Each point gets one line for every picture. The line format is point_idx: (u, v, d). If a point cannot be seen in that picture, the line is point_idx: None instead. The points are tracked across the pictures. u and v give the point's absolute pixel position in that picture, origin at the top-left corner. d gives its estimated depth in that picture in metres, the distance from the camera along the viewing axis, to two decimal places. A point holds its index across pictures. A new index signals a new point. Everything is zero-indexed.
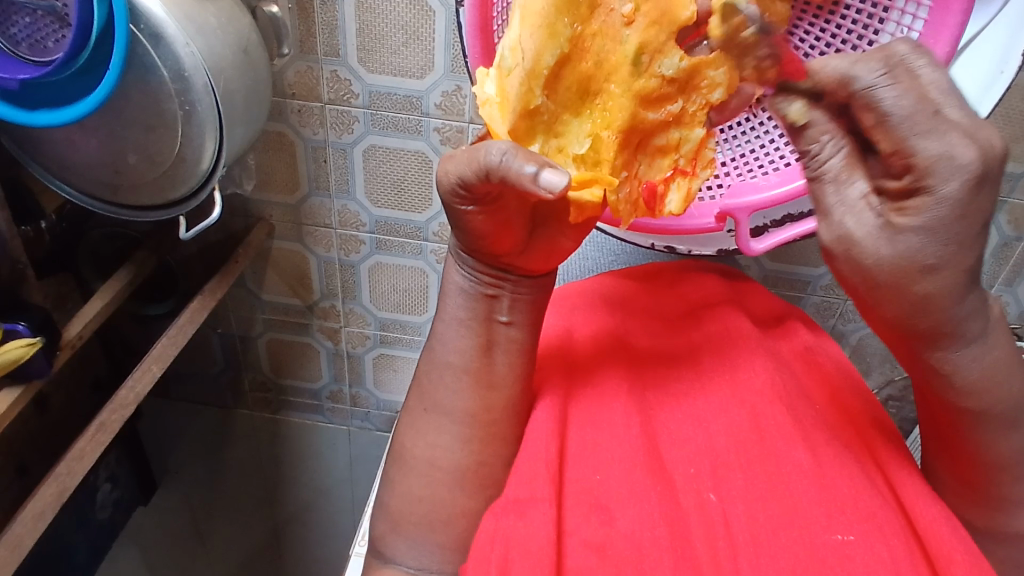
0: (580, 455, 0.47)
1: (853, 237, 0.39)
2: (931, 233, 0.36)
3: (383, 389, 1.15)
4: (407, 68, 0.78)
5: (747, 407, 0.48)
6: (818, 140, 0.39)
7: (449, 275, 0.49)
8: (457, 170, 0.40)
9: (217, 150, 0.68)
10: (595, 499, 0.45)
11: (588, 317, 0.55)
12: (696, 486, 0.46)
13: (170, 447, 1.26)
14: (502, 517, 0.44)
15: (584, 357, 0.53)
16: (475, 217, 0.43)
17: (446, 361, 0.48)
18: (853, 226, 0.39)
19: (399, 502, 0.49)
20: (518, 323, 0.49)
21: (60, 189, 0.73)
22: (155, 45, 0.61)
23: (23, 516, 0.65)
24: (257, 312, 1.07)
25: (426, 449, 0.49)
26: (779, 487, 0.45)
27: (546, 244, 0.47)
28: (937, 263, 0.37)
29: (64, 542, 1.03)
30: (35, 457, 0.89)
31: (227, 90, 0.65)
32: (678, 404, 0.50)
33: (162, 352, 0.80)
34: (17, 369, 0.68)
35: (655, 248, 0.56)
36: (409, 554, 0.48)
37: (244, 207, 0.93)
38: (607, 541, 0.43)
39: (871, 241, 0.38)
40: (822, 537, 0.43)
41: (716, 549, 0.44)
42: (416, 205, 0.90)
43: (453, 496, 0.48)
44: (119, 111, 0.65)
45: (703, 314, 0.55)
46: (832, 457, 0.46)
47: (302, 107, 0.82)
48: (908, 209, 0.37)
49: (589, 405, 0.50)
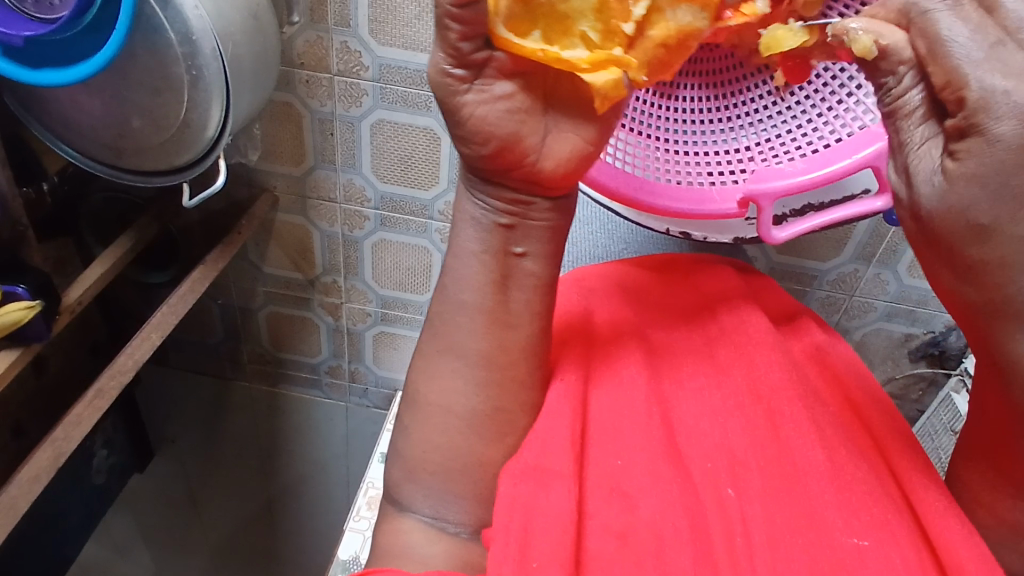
0: (601, 441, 0.48)
1: (914, 176, 0.38)
2: (980, 182, 0.35)
3: (383, 366, 1.14)
4: (419, 43, 0.76)
5: (765, 405, 0.49)
6: (893, 73, 0.38)
7: (461, 205, 0.48)
8: (442, 45, 0.41)
9: (224, 117, 0.66)
10: (617, 486, 0.46)
11: (606, 300, 0.55)
12: (714, 483, 0.47)
13: (167, 415, 1.26)
14: (520, 484, 0.45)
15: (604, 337, 0.53)
16: (478, 106, 0.42)
17: (461, 300, 0.48)
18: (917, 165, 0.38)
19: (415, 450, 0.50)
20: (533, 255, 0.48)
21: (62, 150, 0.72)
22: (165, 7, 0.59)
23: (18, 479, 0.65)
24: (259, 285, 1.06)
25: (439, 395, 0.49)
26: (795, 486, 0.46)
27: (564, 145, 0.45)
28: (992, 224, 0.36)
29: (57, 505, 1.03)
30: (31, 419, 0.89)
31: (235, 56, 0.64)
32: (698, 399, 0.50)
33: (163, 320, 0.79)
34: (14, 332, 0.67)
35: (670, 233, 0.55)
36: (425, 503, 0.49)
37: (248, 176, 0.92)
38: (629, 528, 0.44)
39: (925, 186, 0.38)
40: (839, 539, 0.44)
41: (734, 546, 0.45)
42: (423, 182, 0.89)
43: (470, 442, 0.49)
44: (126, 72, 0.63)
45: (718, 305, 0.55)
46: (848, 462, 0.47)
47: (310, 77, 0.81)
48: (958, 156, 0.36)
49: (608, 388, 0.50)
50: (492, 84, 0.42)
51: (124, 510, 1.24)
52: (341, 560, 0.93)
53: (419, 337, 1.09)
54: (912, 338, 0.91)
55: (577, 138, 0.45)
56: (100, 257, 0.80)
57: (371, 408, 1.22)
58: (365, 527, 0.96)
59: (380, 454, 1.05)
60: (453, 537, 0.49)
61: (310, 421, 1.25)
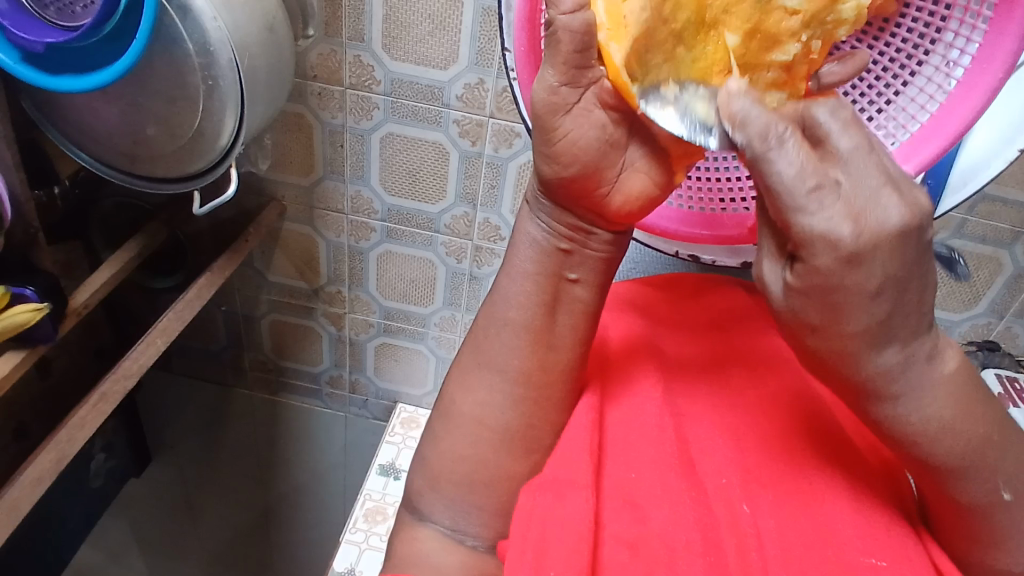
0: (615, 454, 0.48)
1: (765, 283, 0.37)
2: (811, 295, 0.35)
3: (384, 377, 1.15)
4: (431, 58, 0.77)
5: (782, 423, 0.49)
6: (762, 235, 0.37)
7: (522, 226, 0.49)
8: (555, 71, 0.41)
9: (237, 127, 0.67)
10: (629, 496, 0.46)
11: (618, 316, 0.56)
12: (726, 496, 0.47)
13: (166, 421, 1.26)
14: (540, 495, 0.45)
15: (617, 356, 0.53)
16: (572, 128, 0.43)
17: (508, 318, 0.49)
18: (767, 275, 0.37)
19: (441, 459, 0.50)
20: (585, 282, 0.49)
21: (77, 156, 0.73)
22: (183, 18, 0.60)
23: (22, 480, 0.65)
24: (263, 293, 1.07)
25: (475, 408, 0.50)
26: (811, 502, 0.45)
27: (640, 182, 0.44)
28: (823, 323, 0.36)
29: (53, 509, 1.03)
30: (33, 421, 0.89)
31: (250, 67, 0.65)
32: (713, 416, 0.50)
33: (169, 326, 0.80)
34: (22, 333, 0.68)
35: (680, 256, 0.55)
36: (444, 512, 0.50)
37: (258, 185, 0.93)
38: (639, 539, 0.44)
39: (777, 290, 0.37)
40: (856, 559, 0.42)
41: (746, 559, 0.44)
42: (431, 196, 0.90)
43: (499, 457, 0.49)
44: (143, 81, 0.64)
45: (727, 325, 0.56)
46: (865, 479, 0.46)
47: (323, 90, 0.82)
48: (798, 271, 0.35)
49: (624, 406, 0.51)
50: (592, 110, 0.42)
51: (120, 515, 1.24)
52: (337, 571, 0.92)
53: (421, 348, 1.09)
54: None
55: (654, 178, 0.44)
56: (109, 261, 0.80)
57: (370, 420, 1.22)
58: (362, 539, 0.95)
59: (379, 466, 1.05)
60: (468, 549, 0.49)
61: (308, 430, 1.25)
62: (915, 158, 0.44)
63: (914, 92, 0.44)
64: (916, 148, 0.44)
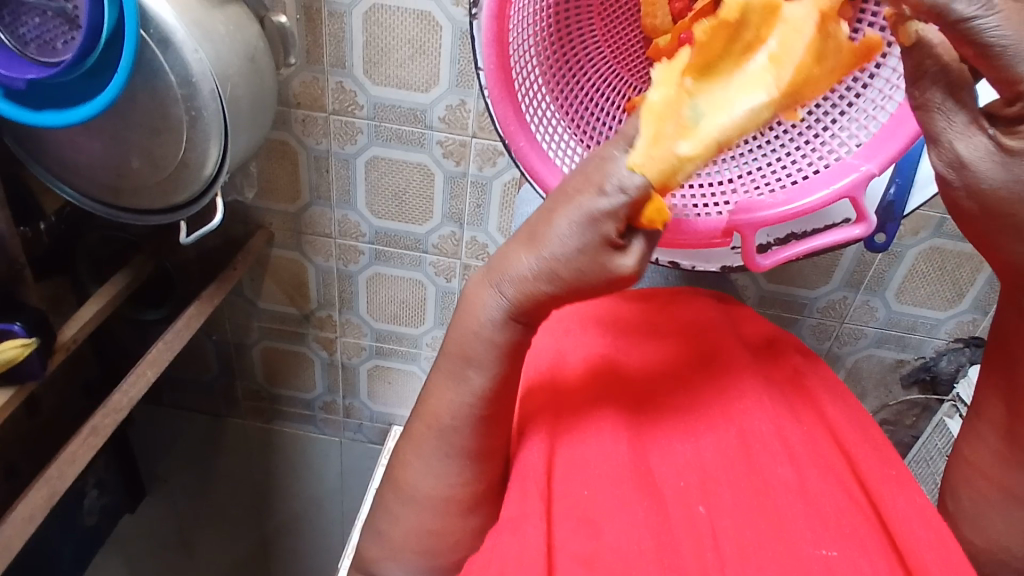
0: (566, 472, 0.46)
1: (965, 162, 0.35)
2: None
3: (378, 401, 1.15)
4: (412, 82, 0.78)
5: (738, 424, 0.48)
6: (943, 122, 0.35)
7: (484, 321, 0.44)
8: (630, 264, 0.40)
9: (221, 155, 0.68)
10: (583, 512, 0.43)
11: (579, 335, 0.54)
12: (684, 500, 0.45)
13: (160, 453, 1.24)
14: (499, 535, 0.44)
15: (576, 380, 0.51)
16: None
17: None
18: (963, 151, 0.35)
19: (418, 517, 0.48)
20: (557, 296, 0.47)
21: (62, 189, 0.73)
22: (165, 51, 0.61)
23: (13, 517, 0.64)
24: (253, 320, 1.06)
25: (465, 468, 0.47)
26: (768, 503, 0.44)
27: None
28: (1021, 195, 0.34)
29: (48, 547, 1.01)
30: (22, 460, 0.87)
31: (233, 96, 0.66)
32: (669, 425, 0.48)
33: (158, 357, 0.79)
34: (9, 371, 0.67)
35: (658, 262, 0.53)
36: (423, 560, 0.48)
37: (244, 213, 0.93)
38: (595, 554, 0.41)
39: (985, 166, 0.34)
40: (808, 551, 0.41)
41: (705, 561, 0.41)
42: (417, 217, 0.90)
43: (479, 498, 0.47)
44: (125, 113, 0.65)
45: (694, 333, 0.55)
46: (817, 475, 0.45)
47: (307, 117, 0.83)
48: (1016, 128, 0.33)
49: (578, 426, 0.48)
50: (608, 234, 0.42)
51: None
52: None
53: (414, 369, 1.09)
54: (903, 364, 0.93)
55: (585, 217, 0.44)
56: (97, 295, 0.80)
57: (367, 443, 1.24)
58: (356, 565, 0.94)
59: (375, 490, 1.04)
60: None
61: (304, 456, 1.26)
62: (877, 157, 0.44)
63: (874, 93, 0.45)
64: (876, 149, 0.45)
